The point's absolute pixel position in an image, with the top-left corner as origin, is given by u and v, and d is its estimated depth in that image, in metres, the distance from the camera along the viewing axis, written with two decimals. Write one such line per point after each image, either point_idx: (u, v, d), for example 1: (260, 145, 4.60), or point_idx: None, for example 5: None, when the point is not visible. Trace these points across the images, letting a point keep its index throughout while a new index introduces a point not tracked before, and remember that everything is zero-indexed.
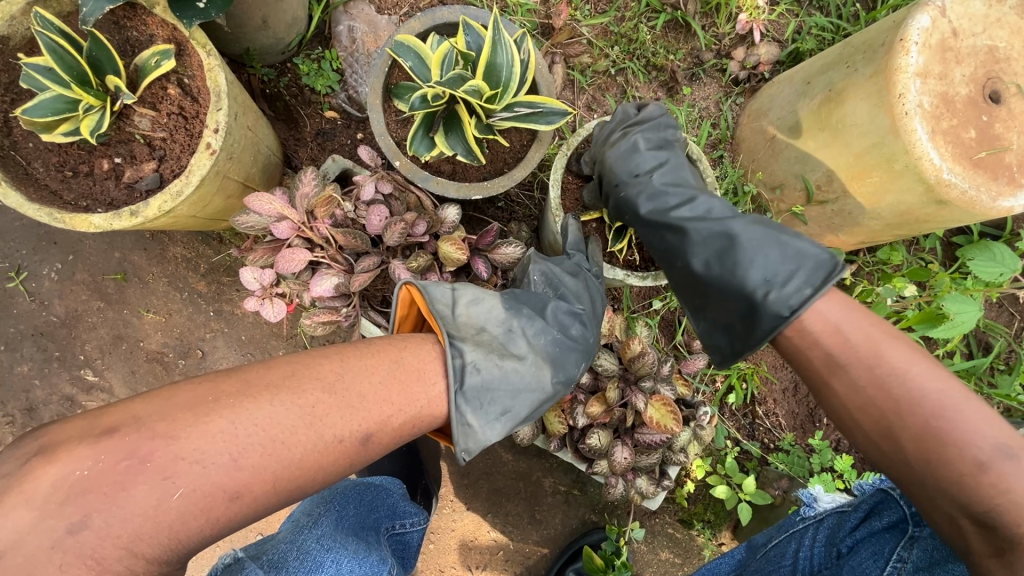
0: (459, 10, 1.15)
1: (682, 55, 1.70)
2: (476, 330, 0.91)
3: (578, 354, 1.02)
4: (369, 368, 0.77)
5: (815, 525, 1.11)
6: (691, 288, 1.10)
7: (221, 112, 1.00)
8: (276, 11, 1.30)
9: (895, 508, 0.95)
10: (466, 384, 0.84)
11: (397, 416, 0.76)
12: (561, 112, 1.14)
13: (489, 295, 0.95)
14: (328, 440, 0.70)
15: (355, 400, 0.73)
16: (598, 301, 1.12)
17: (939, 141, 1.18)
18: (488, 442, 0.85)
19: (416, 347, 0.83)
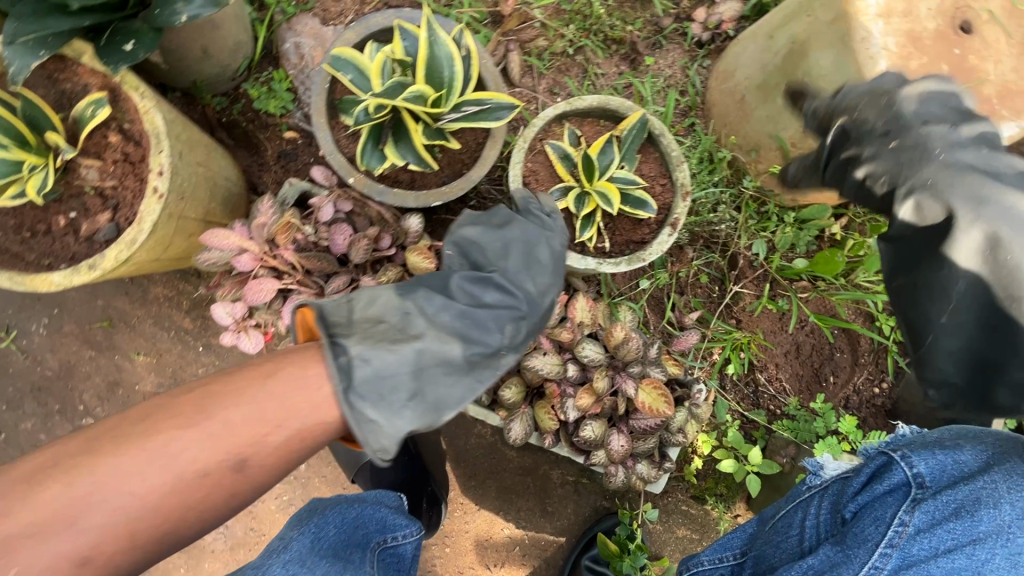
0: (392, 14, 1.12)
1: (640, 24, 1.64)
2: (372, 323, 0.89)
3: (498, 315, 0.97)
4: (236, 396, 0.78)
5: (818, 494, 1.07)
6: (956, 303, 0.86)
7: (163, 154, 0.99)
8: (216, 40, 1.28)
9: (896, 472, 0.92)
10: (358, 381, 0.83)
11: (274, 433, 0.78)
12: (508, 106, 1.11)
13: (380, 289, 0.93)
14: (189, 478, 0.74)
15: (214, 429, 0.76)
16: (530, 250, 1.05)
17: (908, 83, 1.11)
18: (401, 433, 0.84)
19: (298, 355, 0.83)
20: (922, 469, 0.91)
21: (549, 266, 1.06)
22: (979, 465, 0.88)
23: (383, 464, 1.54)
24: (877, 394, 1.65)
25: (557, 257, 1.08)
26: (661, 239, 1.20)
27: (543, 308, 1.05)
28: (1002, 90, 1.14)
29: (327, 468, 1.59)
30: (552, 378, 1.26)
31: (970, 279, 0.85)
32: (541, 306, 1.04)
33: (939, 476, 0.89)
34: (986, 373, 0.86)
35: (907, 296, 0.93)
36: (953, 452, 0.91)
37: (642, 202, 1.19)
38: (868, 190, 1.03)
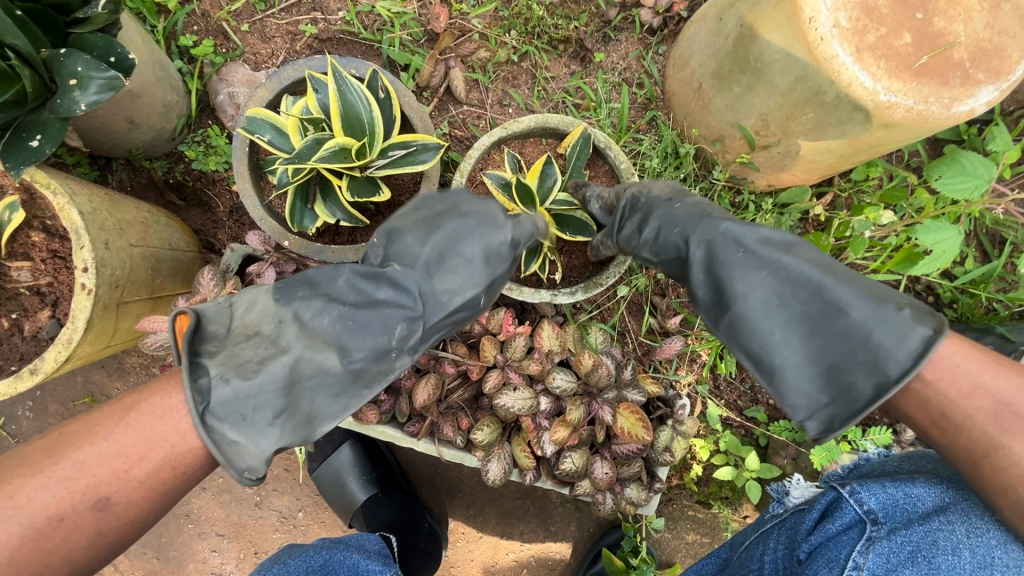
0: (304, 64, 1.07)
1: (585, 18, 1.54)
2: (246, 335, 0.84)
3: (388, 317, 0.88)
4: (90, 436, 0.78)
5: (777, 524, 1.15)
6: (783, 317, 0.83)
7: (85, 250, 0.97)
8: (140, 108, 1.25)
9: (847, 510, 1.00)
10: (215, 402, 0.78)
11: (136, 469, 0.77)
12: (435, 146, 1.07)
13: (263, 293, 0.87)
14: (42, 523, 0.73)
15: (69, 472, 0.76)
16: (442, 245, 0.92)
17: (867, 60, 1.00)
18: (268, 451, 0.80)
19: (160, 385, 0.82)
20: (873, 505, 0.98)
21: (473, 266, 0.92)
22: (931, 505, 0.95)
23: (375, 504, 1.50)
24: None
25: (483, 257, 0.92)
26: (619, 259, 1.15)
27: (454, 308, 0.92)
28: (976, 51, 1.01)
29: (325, 512, 1.60)
30: (524, 413, 1.22)
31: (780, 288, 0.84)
32: (447, 305, 0.91)
33: (891, 512, 0.97)
34: (839, 374, 0.81)
35: (737, 329, 0.85)
36: (903, 485, 0.98)
37: (584, 226, 1.14)
38: (660, 249, 0.98)
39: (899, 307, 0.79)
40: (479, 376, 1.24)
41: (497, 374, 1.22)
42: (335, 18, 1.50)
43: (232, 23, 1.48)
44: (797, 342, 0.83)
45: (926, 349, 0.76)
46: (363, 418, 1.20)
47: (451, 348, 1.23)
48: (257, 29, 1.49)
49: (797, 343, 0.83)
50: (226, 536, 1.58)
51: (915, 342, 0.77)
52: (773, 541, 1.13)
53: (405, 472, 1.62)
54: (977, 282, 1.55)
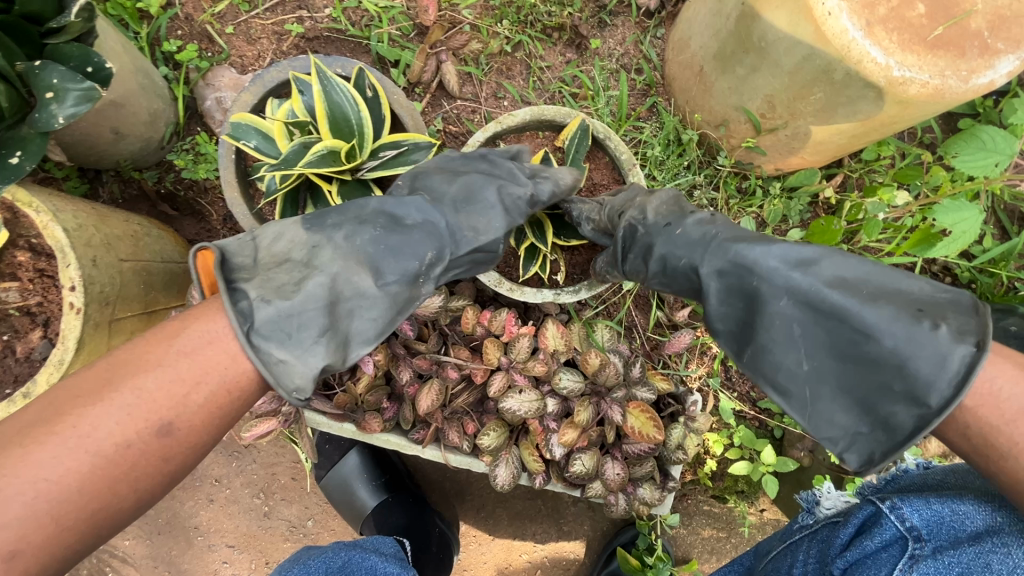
0: (287, 65, 1.03)
1: (579, 4, 1.48)
2: (277, 263, 0.80)
3: (418, 241, 0.86)
4: (142, 359, 0.70)
5: (808, 536, 1.03)
6: (807, 347, 0.79)
7: (71, 268, 0.94)
8: (125, 118, 1.22)
9: (886, 526, 0.87)
10: (260, 322, 0.74)
11: (196, 391, 0.71)
12: (426, 145, 1.03)
13: (291, 224, 0.83)
14: (108, 451, 0.65)
15: (128, 400, 0.67)
16: (468, 185, 0.93)
17: (878, 34, 0.95)
18: (316, 370, 0.75)
19: (205, 309, 0.75)
20: (916, 522, 0.85)
21: (496, 207, 0.93)
22: (983, 525, 0.80)
23: (385, 511, 1.48)
24: None
25: (505, 199, 0.93)
26: None
27: (480, 246, 0.92)
28: (994, 19, 0.95)
29: (335, 520, 1.58)
30: (531, 416, 1.18)
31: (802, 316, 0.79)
32: (476, 242, 0.92)
33: (937, 530, 0.83)
34: (875, 401, 0.76)
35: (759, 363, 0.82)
36: (951, 501, 0.84)
37: (581, 226, 1.12)
38: (668, 273, 0.94)
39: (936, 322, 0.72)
40: (483, 380, 1.20)
41: (502, 377, 1.18)
42: (321, 16, 1.46)
43: (216, 26, 1.43)
44: (827, 373, 0.78)
45: (971, 370, 0.69)
46: (366, 427, 1.17)
47: (453, 351, 1.20)
48: (242, 30, 1.45)
49: (827, 375, 0.78)
50: (237, 547, 1.56)
51: (958, 364, 0.70)
52: (802, 553, 1.02)
53: (414, 478, 1.60)
54: (996, 261, 1.50)
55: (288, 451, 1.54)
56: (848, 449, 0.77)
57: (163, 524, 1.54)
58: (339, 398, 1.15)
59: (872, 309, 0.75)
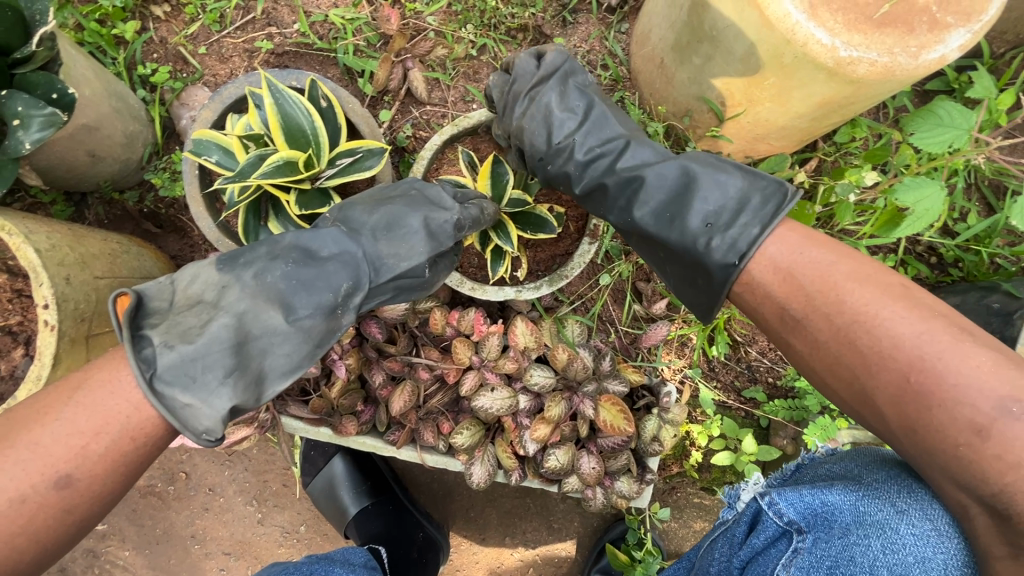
0: (244, 81, 1.06)
1: (542, 4, 1.50)
2: (189, 305, 0.81)
3: (331, 275, 0.87)
4: (41, 416, 0.71)
5: (723, 533, 0.99)
6: (647, 248, 1.00)
7: (44, 286, 0.98)
8: (100, 141, 1.26)
9: (768, 523, 0.89)
10: (164, 368, 0.75)
11: (96, 442, 0.71)
12: (380, 151, 1.05)
13: (204, 265, 0.84)
14: (2, 507, 0.66)
15: (23, 456, 0.68)
16: (387, 215, 0.93)
17: (822, 14, 0.95)
18: (223, 411, 0.76)
19: (107, 361, 0.76)
20: (792, 515, 0.85)
21: (418, 233, 0.92)
22: (850, 517, 0.80)
23: (367, 516, 1.49)
24: None
25: (428, 225, 0.93)
26: (582, 250, 1.13)
27: (402, 272, 0.93)
28: None
29: (327, 524, 1.60)
30: (504, 413, 1.19)
31: (626, 222, 0.98)
32: (397, 269, 0.92)
33: (814, 521, 0.83)
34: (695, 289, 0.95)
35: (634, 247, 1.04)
36: (820, 491, 0.84)
37: (543, 221, 1.10)
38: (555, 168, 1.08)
39: (711, 237, 0.87)
40: (456, 379, 1.21)
41: (474, 375, 1.20)
42: (290, 31, 1.50)
43: (189, 47, 1.48)
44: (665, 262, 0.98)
45: (727, 279, 0.86)
46: (342, 430, 1.20)
47: (424, 353, 1.22)
48: (214, 50, 1.49)
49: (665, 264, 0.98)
50: (233, 554, 1.60)
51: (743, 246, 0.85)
52: (719, 550, 0.98)
53: (400, 481, 1.59)
54: (981, 237, 1.47)
55: (277, 458, 1.57)
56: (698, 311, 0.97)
57: (161, 534, 1.58)
58: (313, 402, 1.17)
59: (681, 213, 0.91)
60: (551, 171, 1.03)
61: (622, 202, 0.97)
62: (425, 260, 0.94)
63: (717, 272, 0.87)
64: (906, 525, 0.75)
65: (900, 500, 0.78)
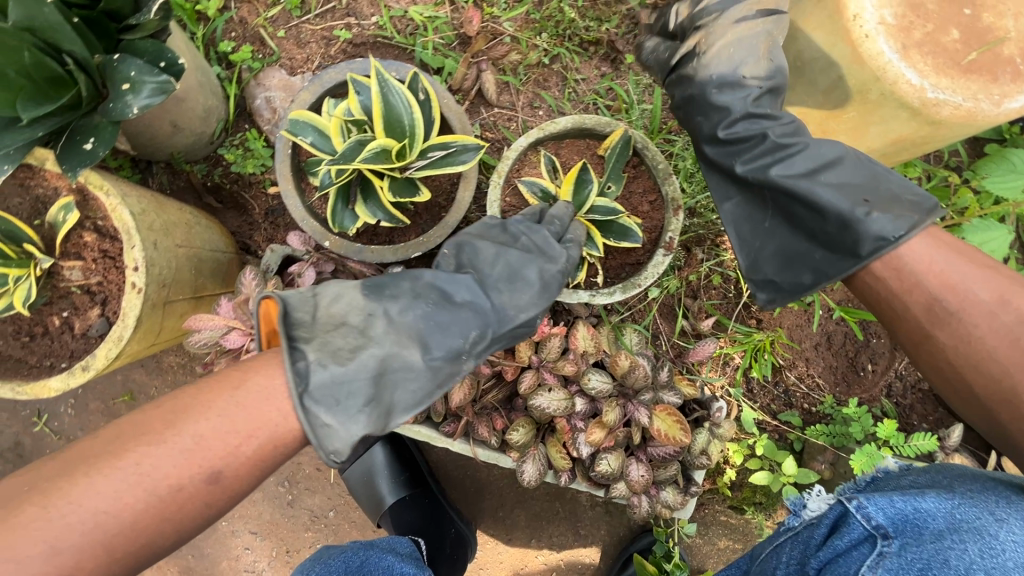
0: (346, 67, 1.09)
1: (616, 20, 1.54)
2: (333, 324, 0.83)
3: (464, 321, 0.90)
4: (203, 407, 0.74)
5: (791, 537, 1.05)
6: (770, 217, 1.04)
7: (136, 249, 0.99)
8: (183, 113, 1.28)
9: (855, 525, 0.91)
10: (314, 385, 0.77)
11: (247, 444, 0.74)
12: (474, 147, 1.07)
13: (349, 288, 0.87)
14: (162, 491, 0.69)
15: (186, 444, 0.71)
16: (509, 263, 0.97)
17: (913, 56, 0.99)
18: (357, 437, 0.78)
19: (264, 362, 0.79)
20: (881, 520, 0.88)
21: (536, 285, 0.96)
22: (945, 523, 0.83)
23: (402, 507, 1.50)
24: (922, 378, 1.54)
25: (544, 277, 0.97)
26: (656, 260, 1.15)
27: (518, 323, 0.96)
28: None
29: (355, 512, 1.60)
30: (560, 414, 1.21)
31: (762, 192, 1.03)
32: (515, 319, 0.96)
33: (904, 526, 0.86)
34: (802, 264, 1.02)
35: (740, 210, 1.07)
36: (914, 498, 0.87)
37: (627, 230, 1.12)
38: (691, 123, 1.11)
39: (872, 210, 0.91)
40: (514, 377, 1.24)
41: (532, 375, 1.22)
42: (369, 23, 1.52)
43: (269, 29, 1.51)
44: (776, 237, 1.04)
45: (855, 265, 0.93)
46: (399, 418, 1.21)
47: None
48: (293, 35, 1.52)
49: (776, 239, 1.04)
50: (259, 534, 1.59)
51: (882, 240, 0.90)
52: (785, 554, 1.04)
53: (436, 475, 1.60)
54: None
55: None
56: (776, 286, 1.05)
57: None
58: None
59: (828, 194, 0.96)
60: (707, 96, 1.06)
61: (767, 156, 1.01)
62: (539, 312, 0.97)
63: (853, 253, 0.93)
64: (1006, 532, 0.78)
65: (1000, 510, 0.81)
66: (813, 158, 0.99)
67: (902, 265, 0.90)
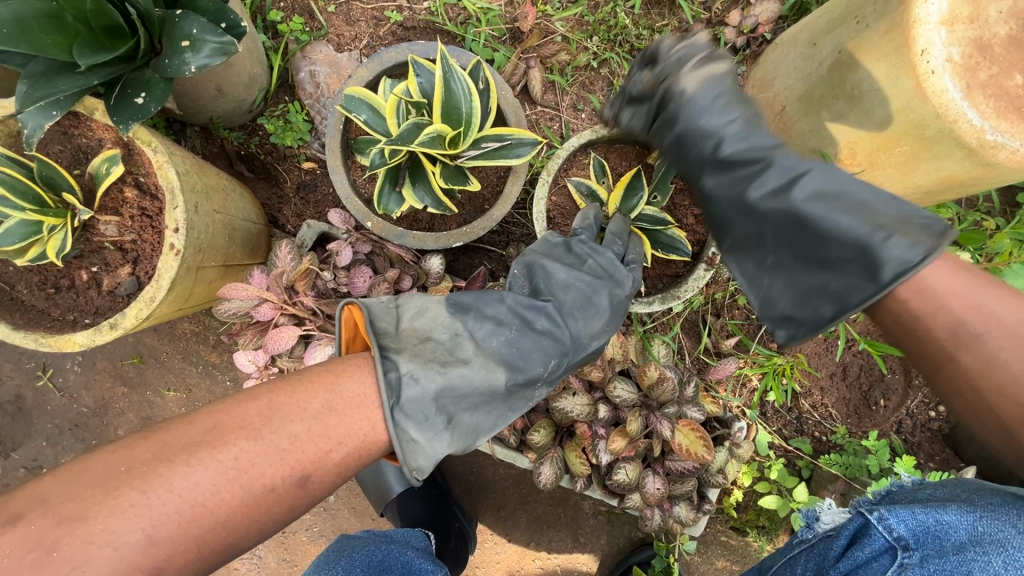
0: (407, 49, 1.08)
1: (668, 32, 1.54)
2: (419, 339, 0.82)
3: (546, 347, 0.90)
4: (300, 405, 0.70)
5: (805, 550, 1.06)
6: (774, 244, 0.92)
7: (178, 210, 0.97)
8: (229, 78, 1.26)
9: (876, 536, 0.90)
10: (405, 399, 0.76)
11: (337, 451, 0.70)
12: (530, 142, 1.05)
13: (433, 302, 0.86)
14: (256, 492, 0.64)
15: (282, 443, 0.67)
16: (586, 291, 0.98)
17: (977, 97, 0.99)
18: (440, 455, 0.77)
19: (355, 368, 0.76)
20: (903, 531, 0.87)
21: (606, 312, 0.98)
22: (967, 535, 0.81)
23: (410, 497, 1.49)
24: (933, 418, 1.54)
25: (613, 304, 0.99)
26: (697, 274, 1.16)
27: (590, 351, 0.97)
28: None
29: (356, 498, 1.58)
30: (582, 419, 1.19)
31: (765, 211, 0.90)
32: (587, 347, 0.97)
33: (925, 539, 0.85)
34: (818, 296, 0.87)
35: (742, 245, 0.97)
36: (935, 510, 0.85)
37: (673, 243, 1.14)
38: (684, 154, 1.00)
39: (887, 236, 0.78)
40: None
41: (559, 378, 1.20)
42: (420, 8, 1.50)
43: (319, 3, 1.48)
44: (785, 267, 0.91)
45: (868, 298, 0.79)
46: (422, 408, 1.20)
47: None
48: (343, 11, 1.49)
49: (785, 269, 0.91)
50: None
51: (904, 266, 0.76)
52: (801, 566, 1.05)
53: (442, 469, 1.59)
54: None
55: None
56: (793, 326, 0.92)
57: None
58: None
59: (839, 216, 0.83)
60: (698, 130, 0.96)
61: (775, 183, 0.90)
62: (607, 339, 0.99)
63: (873, 279, 0.79)
64: None
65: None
66: (813, 172, 0.87)
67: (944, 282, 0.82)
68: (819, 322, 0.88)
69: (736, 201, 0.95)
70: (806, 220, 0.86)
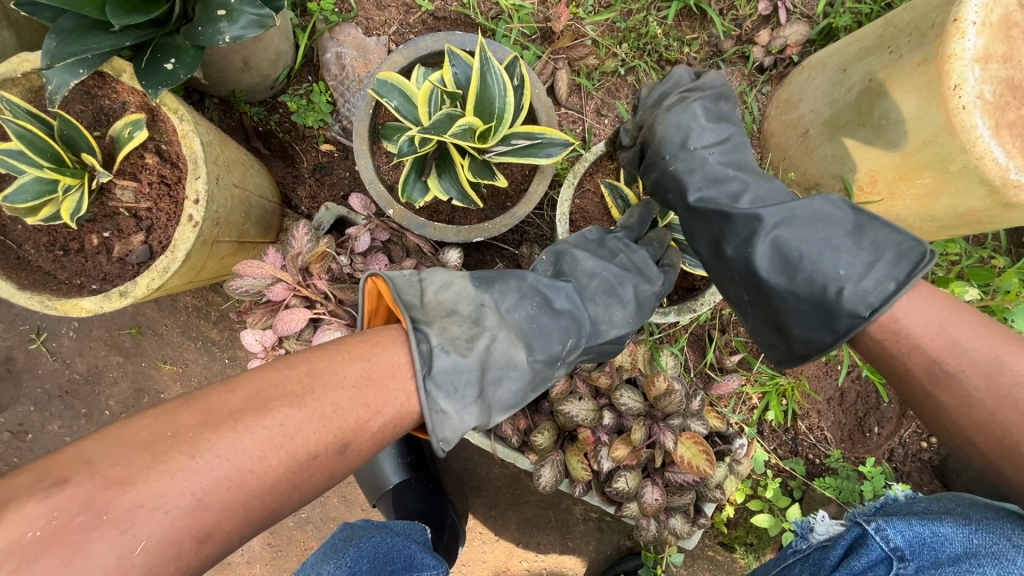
0: (444, 38, 1.07)
1: (698, 45, 1.54)
2: (445, 312, 0.82)
3: (565, 326, 0.90)
4: (340, 373, 0.69)
5: (801, 559, 1.07)
6: (740, 283, 0.98)
7: (199, 180, 0.95)
8: (257, 52, 1.24)
9: (873, 546, 0.91)
10: (435, 369, 0.75)
11: (375, 419, 0.69)
12: (561, 143, 1.05)
13: (459, 277, 0.87)
14: (301, 457, 0.63)
15: (324, 411, 0.66)
16: (612, 280, 0.99)
17: (1004, 136, 1.01)
18: (469, 427, 0.77)
19: (388, 342, 0.75)
20: (900, 542, 0.88)
21: (631, 303, 0.99)
22: (961, 547, 0.81)
23: (407, 489, 1.47)
24: (924, 449, 1.56)
25: (639, 296, 1.00)
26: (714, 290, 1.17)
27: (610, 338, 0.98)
28: None
29: (347, 487, 1.56)
30: (586, 425, 1.18)
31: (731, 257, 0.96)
32: (606, 333, 0.97)
33: (920, 549, 0.86)
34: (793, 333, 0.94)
35: (719, 280, 1.03)
36: (932, 522, 0.86)
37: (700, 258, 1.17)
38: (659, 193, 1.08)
39: (847, 287, 0.85)
40: None
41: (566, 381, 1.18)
42: None
43: None
44: (749, 305, 0.99)
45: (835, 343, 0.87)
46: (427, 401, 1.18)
47: None
48: None
49: (750, 307, 0.99)
50: None
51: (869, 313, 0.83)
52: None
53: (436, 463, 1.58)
54: None
55: None
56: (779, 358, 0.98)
57: None
58: None
59: (804, 263, 0.89)
60: (672, 171, 1.03)
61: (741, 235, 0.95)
62: (630, 329, 1.00)
63: (840, 324, 0.86)
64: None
65: (1017, 535, 0.76)
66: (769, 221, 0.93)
67: (936, 310, 0.84)
68: (799, 358, 0.94)
69: (709, 250, 1.01)
70: (762, 264, 0.92)
